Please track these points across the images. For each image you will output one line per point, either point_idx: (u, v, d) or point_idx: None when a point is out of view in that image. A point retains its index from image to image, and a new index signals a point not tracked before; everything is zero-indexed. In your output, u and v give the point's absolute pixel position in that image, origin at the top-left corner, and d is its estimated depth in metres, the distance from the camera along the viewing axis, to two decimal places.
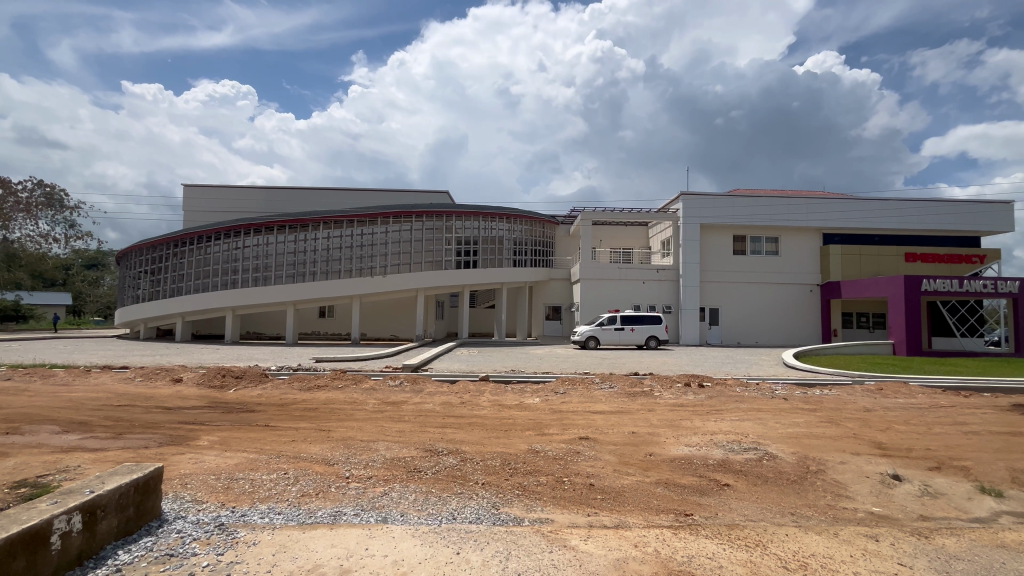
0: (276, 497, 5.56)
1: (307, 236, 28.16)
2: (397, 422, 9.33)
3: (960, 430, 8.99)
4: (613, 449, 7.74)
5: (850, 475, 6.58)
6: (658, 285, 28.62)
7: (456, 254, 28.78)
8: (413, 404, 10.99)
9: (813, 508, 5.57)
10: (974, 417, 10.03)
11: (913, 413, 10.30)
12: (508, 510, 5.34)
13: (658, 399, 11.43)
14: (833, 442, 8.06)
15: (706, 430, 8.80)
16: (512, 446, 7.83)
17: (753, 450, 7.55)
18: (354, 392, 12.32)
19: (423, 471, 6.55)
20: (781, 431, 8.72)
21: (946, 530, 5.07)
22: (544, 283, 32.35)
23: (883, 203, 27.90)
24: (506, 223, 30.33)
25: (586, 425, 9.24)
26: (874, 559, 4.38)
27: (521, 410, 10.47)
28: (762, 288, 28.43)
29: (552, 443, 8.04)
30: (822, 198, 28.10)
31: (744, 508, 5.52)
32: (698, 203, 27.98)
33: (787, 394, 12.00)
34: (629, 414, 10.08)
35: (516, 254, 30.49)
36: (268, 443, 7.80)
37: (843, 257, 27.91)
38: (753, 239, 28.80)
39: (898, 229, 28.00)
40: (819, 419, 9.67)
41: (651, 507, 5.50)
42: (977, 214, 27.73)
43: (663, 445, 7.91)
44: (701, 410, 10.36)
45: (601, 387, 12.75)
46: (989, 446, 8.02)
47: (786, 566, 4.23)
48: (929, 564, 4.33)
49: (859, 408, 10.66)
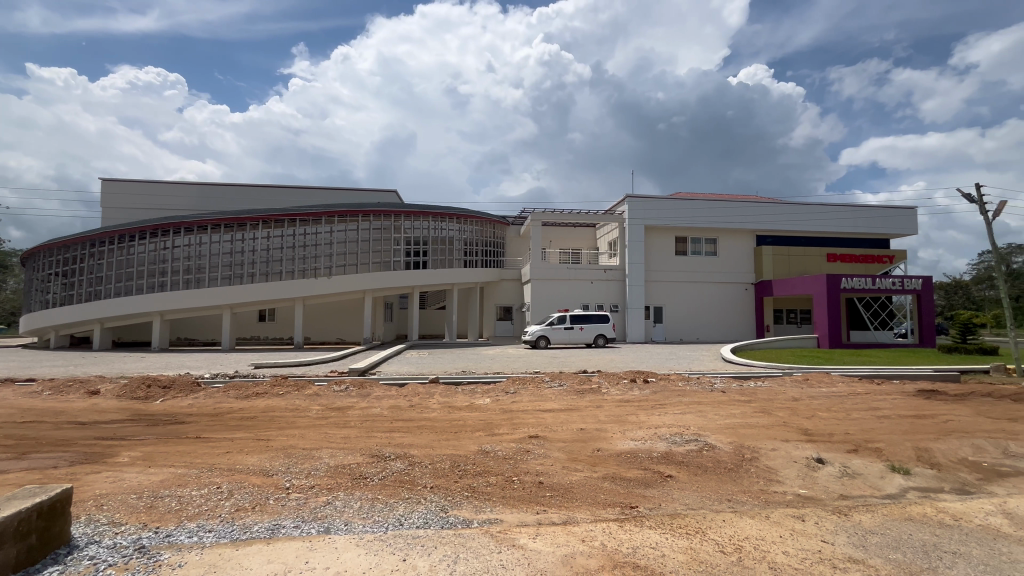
0: (206, 514, 5.18)
1: (244, 235, 26.64)
2: (343, 428, 9.00)
3: (874, 415, 9.85)
4: (562, 446, 7.85)
5: (781, 460, 7.03)
6: (605, 284, 29.42)
7: (405, 254, 28.20)
8: (359, 409, 10.63)
9: (747, 493, 5.90)
10: (885, 402, 11.01)
11: (834, 401, 11.16)
12: (457, 513, 5.27)
13: (606, 396, 11.72)
14: (766, 431, 8.57)
15: (651, 424, 9.11)
16: (462, 448, 7.75)
17: (695, 441, 7.90)
18: (296, 398, 11.76)
19: (369, 478, 6.34)
20: (720, 422, 9.18)
21: (863, 507, 5.50)
22: (495, 283, 32.34)
23: (808, 207, 30.10)
24: (456, 223, 30.10)
25: (536, 423, 9.31)
26: (801, 538, 4.66)
27: (472, 411, 10.39)
28: (702, 287, 29.86)
29: (502, 442, 8.05)
30: (754, 202, 29.93)
31: (686, 497, 5.75)
32: (643, 205, 29.01)
33: (725, 388, 12.66)
34: (578, 411, 10.25)
35: (467, 255, 30.36)
36: (198, 456, 7.26)
37: (774, 257, 29.81)
38: (694, 240, 30.24)
39: (821, 231, 30.32)
40: (753, 409, 10.26)
41: (598, 501, 5.63)
42: (887, 218, 30.56)
43: (610, 440, 8.11)
44: (646, 405, 10.70)
45: (551, 385, 12.93)
46: (898, 428, 8.84)
47: (723, 549, 4.44)
48: (847, 539, 4.66)
49: (788, 399, 11.41)
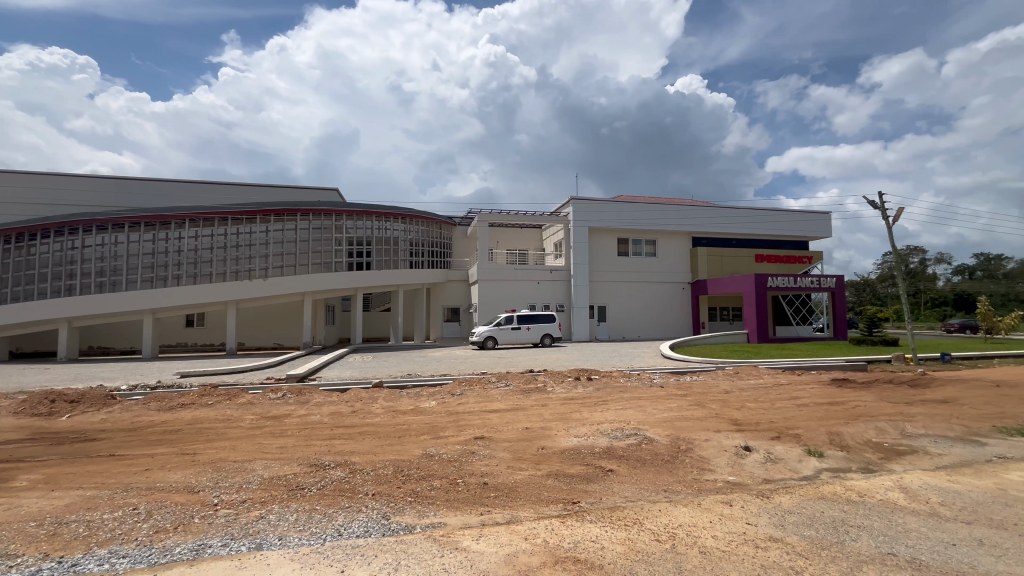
0: (121, 538, 4.76)
1: (168, 234, 24.76)
2: (279, 437, 8.58)
3: (794, 403, 10.68)
4: (507, 446, 7.91)
5: (712, 450, 7.46)
6: (551, 285, 29.91)
7: (347, 255, 27.30)
8: (297, 417, 10.16)
9: (682, 483, 6.20)
10: (804, 392, 11.96)
11: (760, 392, 11.98)
12: (399, 519, 5.17)
13: (551, 394, 11.91)
14: (700, 423, 9.07)
15: (593, 420, 9.37)
16: (406, 453, 7.61)
17: (634, 436, 8.20)
18: (227, 408, 11.06)
19: (307, 488, 6.08)
20: (658, 416, 9.59)
21: (783, 489, 5.94)
22: (442, 284, 31.98)
23: (738, 211, 32.09)
24: (401, 223, 29.52)
25: (481, 424, 9.32)
26: (729, 522, 4.97)
27: (417, 414, 10.23)
28: (643, 287, 31.07)
29: (447, 445, 7.98)
30: (690, 206, 31.53)
31: (625, 490, 5.96)
32: (587, 207, 29.78)
33: (663, 383, 13.25)
34: (523, 411, 10.35)
35: (413, 255, 29.84)
36: (113, 476, 6.65)
37: (708, 258, 31.54)
38: (635, 241, 31.38)
39: (750, 234, 32.41)
40: (688, 403, 10.82)
41: (541, 499, 5.71)
42: (807, 222, 33.16)
43: (554, 438, 8.26)
44: (589, 402, 11.00)
45: (498, 386, 12.98)
46: (814, 415, 9.64)
47: (658, 538, 4.64)
48: (769, 520, 5.02)
49: (720, 391, 12.12)
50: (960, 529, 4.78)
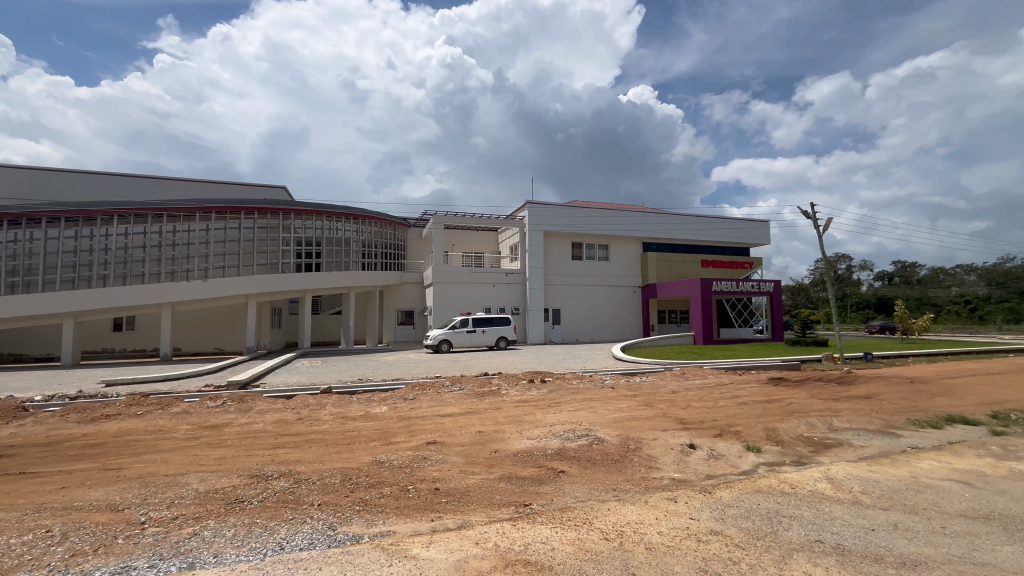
0: (29, 564, 4.32)
1: (94, 231, 22.92)
2: (217, 447, 8.10)
3: (736, 402, 11.25)
4: (460, 450, 7.84)
5: (660, 448, 7.72)
6: (507, 288, 30.01)
7: (296, 255, 26.27)
8: (238, 426, 9.63)
9: (630, 481, 6.37)
10: (744, 391, 12.62)
11: (704, 392, 12.53)
12: (346, 529, 5.00)
13: (505, 397, 11.92)
14: (648, 422, 9.37)
15: (546, 422, 9.47)
16: (355, 460, 7.39)
17: (586, 436, 8.36)
18: (158, 418, 10.31)
19: (246, 501, 5.76)
20: (609, 417, 9.82)
21: (724, 484, 6.23)
22: (395, 286, 31.35)
23: (685, 218, 33.49)
24: (353, 223, 28.78)
25: (434, 429, 9.20)
26: (673, 518, 5.15)
27: (367, 420, 9.96)
28: (596, 290, 31.77)
29: (398, 451, 7.81)
30: (641, 212, 32.58)
31: (576, 490, 6.05)
32: (542, 211, 30.16)
33: (614, 384, 13.58)
34: (476, 414, 10.30)
35: (365, 256, 29.12)
36: (23, 496, 6.05)
37: (657, 262, 32.72)
38: (588, 246, 32.05)
39: (696, 240, 33.89)
40: (638, 403, 11.15)
41: (493, 502, 5.70)
42: (748, 230, 35.08)
43: (507, 440, 8.28)
44: (542, 404, 11.11)
45: (452, 390, 12.87)
46: (753, 412, 10.19)
47: (606, 537, 4.74)
48: (710, 514, 5.24)
49: (667, 391, 12.58)
50: (878, 516, 5.18)
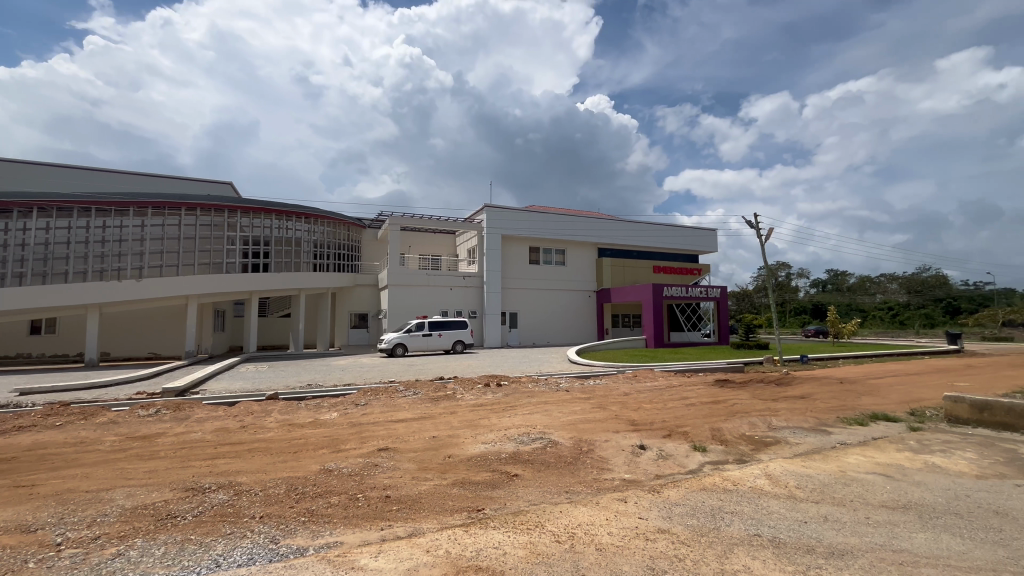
0: None
1: (9, 224, 20.89)
2: (149, 459, 7.55)
3: (684, 403, 11.67)
4: (413, 456, 7.69)
5: (611, 450, 7.88)
6: (464, 291, 29.84)
7: (241, 255, 25.05)
8: (173, 436, 9.02)
9: (582, 483, 6.46)
10: (692, 392, 13.12)
11: (654, 394, 12.91)
12: (289, 542, 4.78)
13: (460, 402, 11.80)
14: (601, 424, 9.55)
15: (501, 426, 9.45)
16: (302, 469, 7.09)
17: (540, 440, 8.41)
18: (81, 429, 9.49)
19: (180, 516, 5.40)
20: (563, 420, 9.93)
21: (671, 483, 6.44)
22: (349, 289, 30.47)
23: (639, 225, 34.55)
24: (304, 223, 27.81)
25: (387, 435, 8.99)
26: (623, 518, 5.26)
27: (316, 427, 9.60)
28: (553, 294, 32.14)
29: (348, 459, 7.57)
30: (597, 218, 33.32)
31: (529, 494, 6.07)
32: (500, 215, 30.23)
33: (569, 387, 13.76)
34: (430, 419, 10.14)
35: (317, 257, 28.19)
36: None
37: (612, 268, 33.53)
38: (546, 250, 32.42)
39: (649, 246, 35.03)
40: (591, 405, 11.34)
41: (445, 508, 5.62)
42: (697, 238, 36.63)
43: (461, 445, 8.20)
44: (498, 408, 11.09)
45: (406, 394, 12.62)
46: (700, 413, 10.61)
47: (558, 539, 4.78)
48: (658, 513, 5.40)
49: (619, 394, 12.87)
50: (811, 509, 5.51)
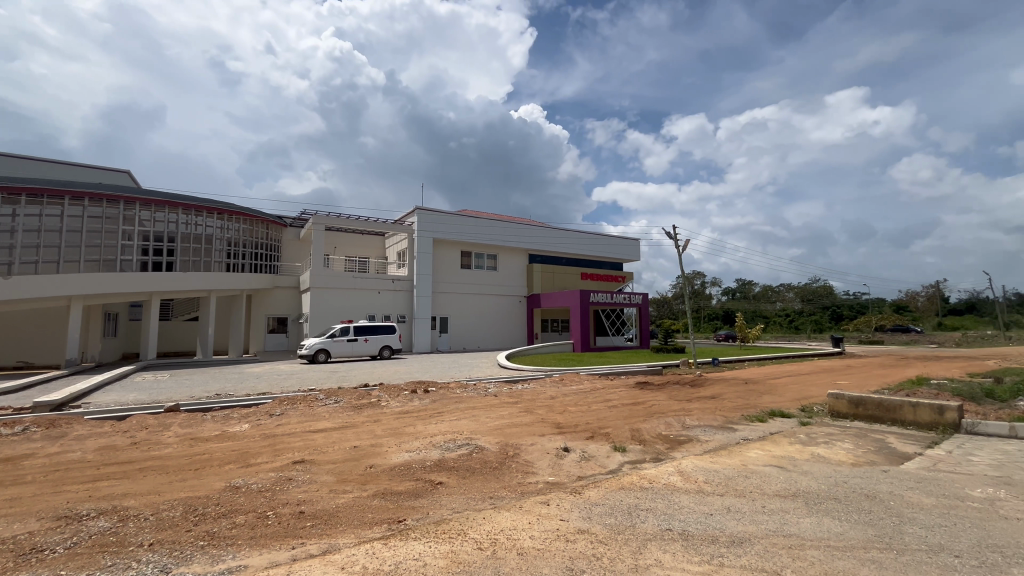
0: None
1: None
2: (11, 486, 6.51)
3: (606, 405, 12.13)
4: (331, 468, 7.30)
5: (536, 453, 8.00)
6: (392, 295, 29.03)
7: (140, 252, 22.66)
8: (45, 457, 7.86)
9: (506, 488, 6.48)
10: (615, 395, 13.68)
11: (579, 397, 13.29)
12: (182, 571, 4.32)
13: (385, 410, 11.40)
14: (527, 428, 9.67)
15: (427, 433, 9.25)
16: (203, 488, 6.48)
17: (466, 446, 8.34)
18: None
19: (48, 550, 4.71)
20: (490, 425, 9.92)
21: (592, 484, 6.65)
22: (266, 291, 28.53)
23: (568, 233, 35.57)
24: (216, 219, 25.78)
25: (304, 447, 8.46)
26: (544, 521, 5.34)
27: (222, 441, 8.82)
28: (483, 299, 32.17)
29: (258, 474, 7.03)
30: (528, 225, 33.89)
31: (453, 501, 5.98)
32: (431, 218, 29.80)
33: (497, 392, 13.79)
34: (352, 428, 9.69)
35: (230, 257, 26.17)
36: None
37: (542, 274, 34.19)
38: (477, 255, 32.41)
39: (577, 254, 36.18)
40: (518, 410, 11.44)
41: (364, 521, 5.39)
42: (622, 247, 38.43)
43: (384, 455, 7.92)
44: (424, 415, 10.85)
45: (326, 403, 11.99)
46: (621, 415, 11.08)
47: (480, 546, 4.74)
48: (579, 514, 5.53)
49: (546, 397, 13.11)
50: (716, 501, 5.94)
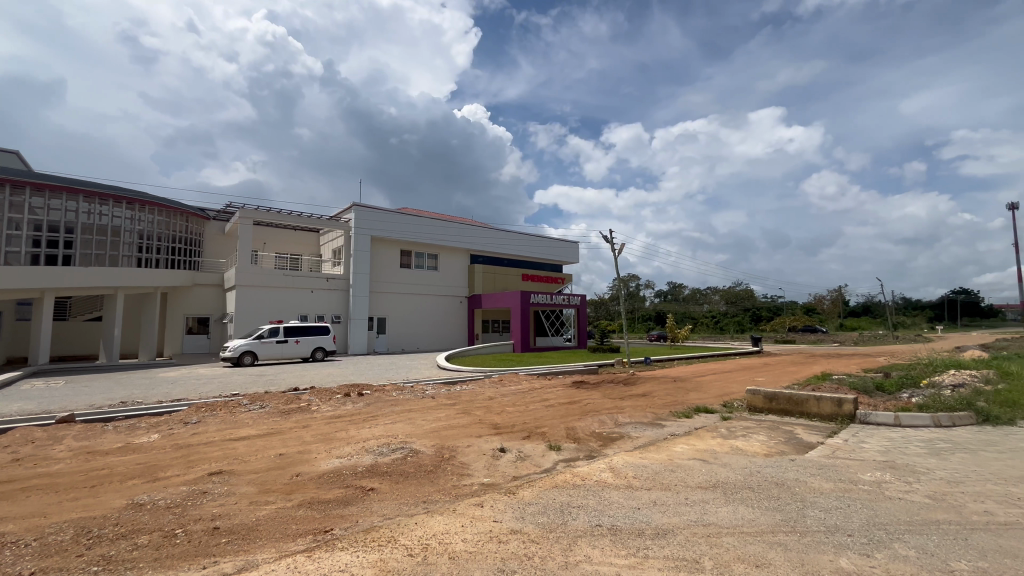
0: None
1: None
2: None
3: (543, 405, 12.31)
4: (252, 479, 6.84)
5: (472, 455, 7.96)
6: (327, 294, 27.82)
7: (30, 242, 20.97)
8: None
9: (441, 491, 6.38)
10: (552, 394, 13.93)
11: (517, 397, 13.40)
12: None
13: (315, 414, 10.89)
14: (464, 430, 9.59)
15: (359, 438, 8.93)
16: (101, 506, 5.85)
17: (400, 450, 8.12)
18: None
19: None
20: (426, 428, 9.75)
21: (527, 484, 6.70)
22: (183, 289, 26.33)
23: (509, 235, 35.83)
24: (125, 209, 23.72)
25: (222, 456, 7.89)
26: (478, 523, 5.31)
27: (128, 453, 8.03)
28: (423, 299, 31.63)
29: (168, 488, 6.45)
30: (470, 225, 33.77)
31: (384, 508, 5.80)
32: (370, 215, 28.90)
33: (435, 393, 13.60)
34: (278, 435, 9.15)
35: (141, 251, 24.06)
36: None
37: (483, 274, 34.15)
38: (417, 254, 31.81)
39: (519, 255, 36.52)
40: (456, 411, 11.34)
41: (286, 534, 5.09)
42: (562, 249, 39.26)
43: (313, 462, 7.54)
44: (358, 419, 10.47)
45: (250, 409, 11.25)
46: (557, 414, 11.28)
47: (410, 553, 4.63)
48: (512, 515, 5.55)
49: (485, 398, 13.11)
50: (643, 495, 6.18)
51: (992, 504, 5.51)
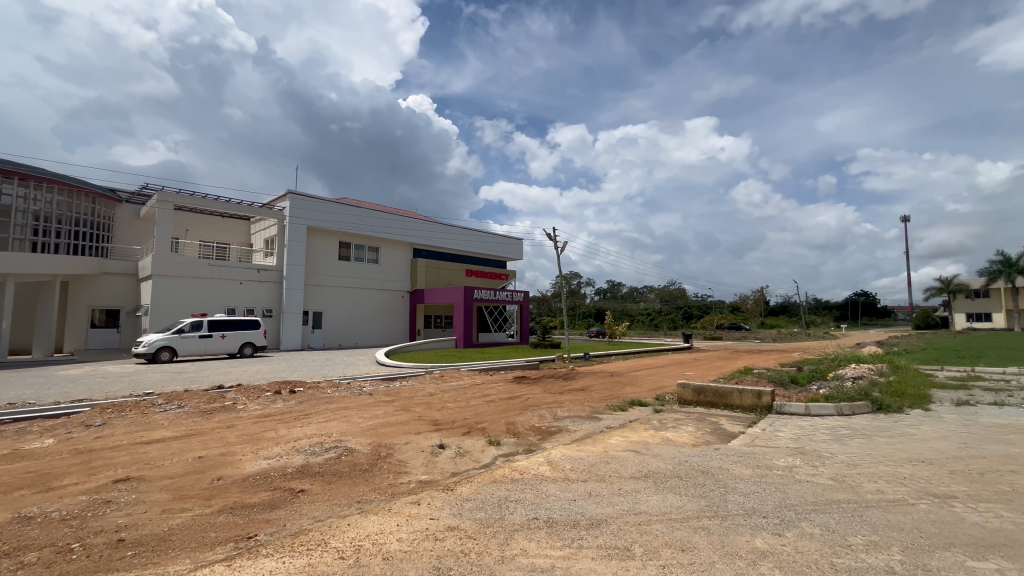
0: None
1: None
2: None
3: (484, 400, 12.31)
4: (166, 484, 6.28)
5: (410, 452, 7.80)
6: (257, 286, 26.18)
7: None
8: None
9: (376, 490, 6.20)
10: (493, 389, 13.96)
11: (458, 393, 13.32)
12: None
13: (241, 413, 10.22)
14: (402, 427, 9.38)
15: (290, 438, 8.49)
16: None
17: (334, 449, 7.79)
18: None
19: None
20: (362, 425, 9.45)
21: (465, 480, 6.67)
22: (89, 278, 23.78)
23: (453, 230, 35.45)
24: (17, 187, 21.29)
25: (133, 461, 7.22)
26: (413, 522, 5.20)
27: (17, 461, 7.13)
28: (363, 293, 30.62)
29: (65, 498, 5.79)
30: (412, 219, 33.04)
31: (315, 509, 5.55)
32: (306, 205, 27.53)
33: (372, 390, 13.21)
34: (199, 437, 8.49)
35: (36, 234, 21.61)
36: None
37: (426, 269, 33.58)
38: (357, 247, 30.70)
39: (463, 250, 36.22)
40: (395, 408, 11.08)
41: (203, 543, 4.73)
42: (506, 245, 39.39)
43: (237, 464, 7.06)
44: (289, 418, 9.94)
45: (166, 409, 10.38)
46: (497, 409, 11.32)
47: (341, 556, 4.45)
48: (449, 512, 5.48)
49: (425, 394, 12.90)
50: (579, 487, 6.33)
51: (883, 484, 6.16)
